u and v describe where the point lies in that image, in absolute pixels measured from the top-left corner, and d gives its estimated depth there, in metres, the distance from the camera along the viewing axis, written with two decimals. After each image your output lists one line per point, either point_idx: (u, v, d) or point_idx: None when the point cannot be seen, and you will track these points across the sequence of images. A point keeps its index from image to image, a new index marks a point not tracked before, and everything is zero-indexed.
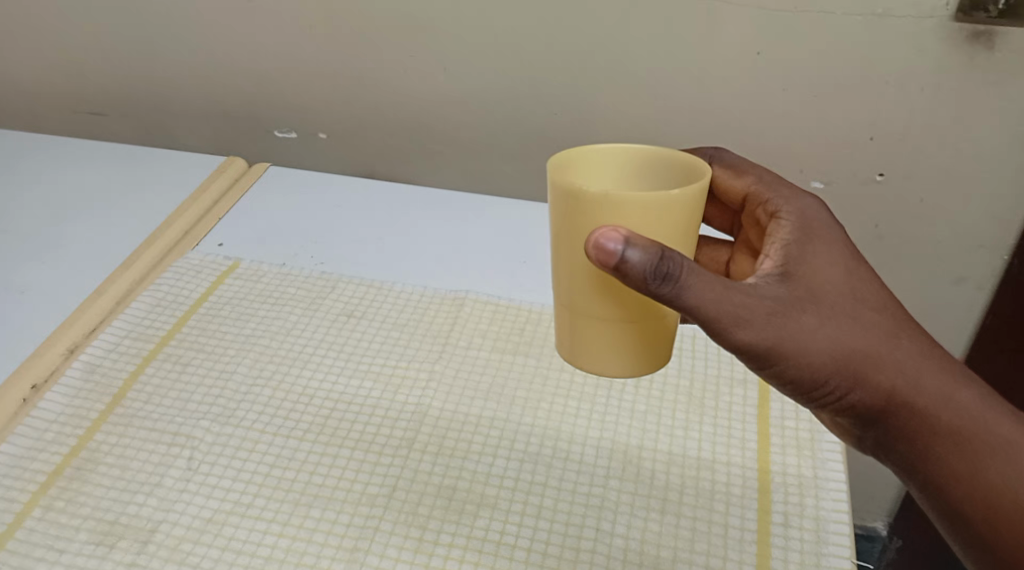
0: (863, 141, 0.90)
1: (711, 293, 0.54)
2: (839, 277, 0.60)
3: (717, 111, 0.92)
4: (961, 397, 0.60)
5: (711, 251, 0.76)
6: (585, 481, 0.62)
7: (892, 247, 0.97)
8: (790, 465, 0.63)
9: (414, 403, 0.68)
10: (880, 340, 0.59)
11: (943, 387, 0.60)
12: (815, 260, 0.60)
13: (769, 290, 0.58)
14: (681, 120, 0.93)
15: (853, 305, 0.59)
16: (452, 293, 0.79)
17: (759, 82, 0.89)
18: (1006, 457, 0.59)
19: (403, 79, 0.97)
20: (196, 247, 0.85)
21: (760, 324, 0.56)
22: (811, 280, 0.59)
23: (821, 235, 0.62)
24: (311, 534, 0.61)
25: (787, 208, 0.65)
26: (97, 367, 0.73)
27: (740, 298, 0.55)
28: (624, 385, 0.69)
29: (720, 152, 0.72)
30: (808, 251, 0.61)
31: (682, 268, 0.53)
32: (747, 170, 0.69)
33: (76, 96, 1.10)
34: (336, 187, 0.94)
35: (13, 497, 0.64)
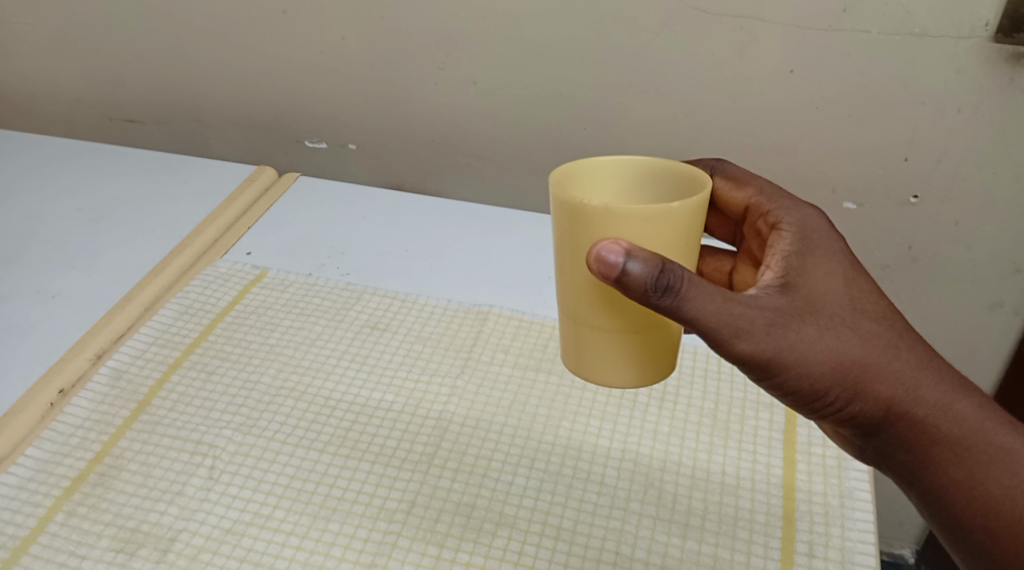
0: (897, 161, 0.89)
1: (711, 305, 0.55)
2: (839, 288, 0.60)
3: (748, 128, 0.91)
4: (962, 407, 0.59)
5: (715, 261, 0.76)
6: (606, 503, 0.61)
7: (925, 270, 0.95)
8: (816, 493, 0.61)
9: (435, 417, 0.68)
10: (879, 350, 0.59)
11: (942, 396, 0.59)
12: (813, 271, 0.60)
13: (766, 300, 0.58)
14: (712, 136, 0.92)
15: (851, 314, 0.59)
16: (476, 307, 0.78)
17: (791, 99, 0.88)
18: (1006, 467, 0.57)
19: (432, 92, 0.97)
20: (225, 254, 0.86)
21: (759, 334, 0.56)
22: (811, 291, 0.59)
23: (820, 245, 0.63)
24: (329, 548, 0.61)
25: (787, 218, 0.65)
26: (124, 373, 0.74)
27: (737, 308, 0.56)
28: (648, 405, 0.68)
29: (721, 164, 0.72)
30: (808, 261, 0.61)
31: (682, 279, 0.54)
32: (748, 182, 0.69)
33: (112, 103, 1.11)
34: (364, 197, 0.94)
35: (37, 501, 0.65)
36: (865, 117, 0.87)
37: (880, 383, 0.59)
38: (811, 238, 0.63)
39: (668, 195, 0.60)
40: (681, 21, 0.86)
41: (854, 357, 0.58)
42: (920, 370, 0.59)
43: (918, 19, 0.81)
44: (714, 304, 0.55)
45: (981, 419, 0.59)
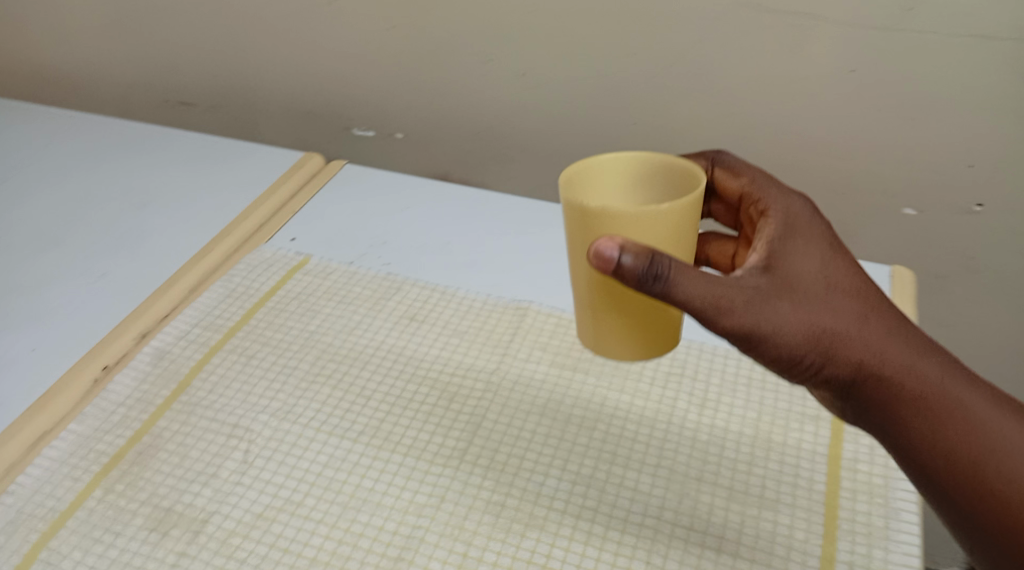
0: (961, 168, 0.85)
1: (703, 285, 0.55)
2: (828, 266, 0.60)
3: (806, 129, 0.88)
4: (936, 379, 0.59)
5: (718, 245, 0.72)
6: (639, 510, 0.59)
7: (986, 279, 0.92)
8: (860, 512, 0.59)
9: (468, 413, 0.67)
10: (857, 326, 0.58)
11: (918, 368, 0.59)
12: (794, 247, 0.60)
13: (747, 275, 0.57)
14: (768, 135, 0.89)
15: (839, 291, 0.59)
16: (516, 302, 0.77)
17: (852, 101, 0.85)
18: (972, 429, 0.58)
19: (481, 83, 0.96)
20: (269, 239, 0.86)
21: (749, 311, 0.56)
22: (801, 268, 0.59)
23: (803, 223, 0.62)
24: (357, 539, 0.60)
25: (776, 202, 0.63)
26: (166, 353, 0.75)
27: (721, 285, 0.56)
28: (687, 411, 0.66)
29: (719, 152, 0.69)
30: (798, 241, 0.60)
31: (665, 260, 0.54)
32: (743, 169, 0.66)
33: (168, 86, 1.12)
34: (411, 187, 0.94)
35: (77, 477, 0.66)
36: (928, 121, 0.84)
37: (859, 358, 0.58)
38: (795, 218, 0.62)
39: (669, 190, 0.60)
40: (738, 16, 0.83)
41: (834, 332, 0.58)
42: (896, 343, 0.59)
43: (989, 21, 0.77)
44: (699, 281, 0.55)
45: (952, 387, 0.59)
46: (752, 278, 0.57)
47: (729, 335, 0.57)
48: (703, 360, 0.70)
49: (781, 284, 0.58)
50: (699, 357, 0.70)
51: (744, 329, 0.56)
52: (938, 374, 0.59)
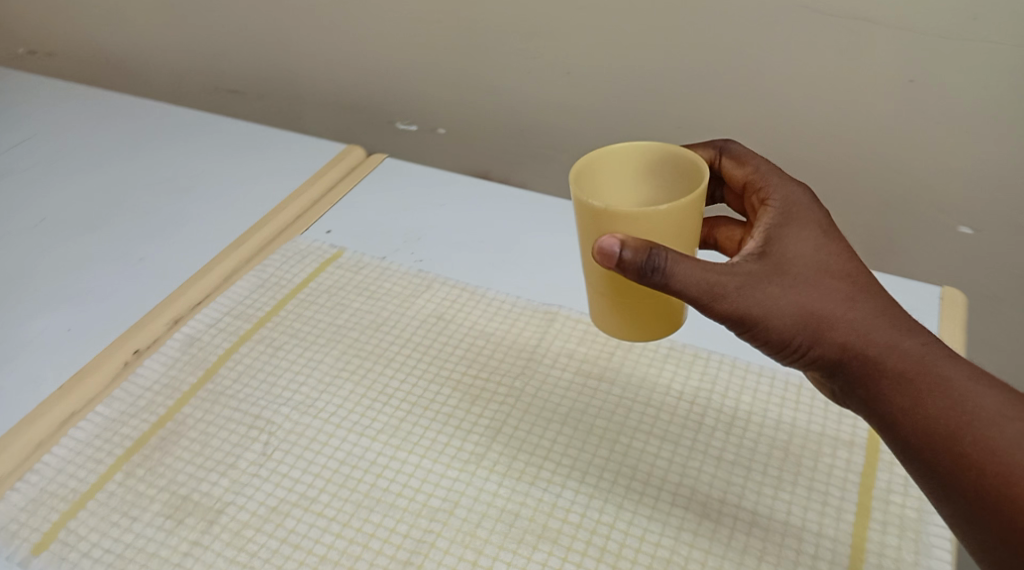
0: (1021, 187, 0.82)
1: (700, 274, 0.54)
2: (830, 253, 0.58)
3: (861, 140, 0.85)
4: (927, 358, 0.55)
5: (726, 230, 0.69)
6: (656, 530, 0.58)
7: None
8: (889, 546, 0.56)
9: (488, 417, 0.66)
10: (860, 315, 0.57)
11: (906, 345, 0.55)
12: (792, 232, 0.59)
13: (741, 261, 0.57)
14: (824, 144, 0.86)
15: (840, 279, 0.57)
16: (545, 306, 0.75)
17: (910, 113, 0.81)
18: (959, 401, 0.53)
19: (527, 82, 0.95)
20: (305, 231, 0.86)
21: (746, 298, 0.56)
22: (801, 256, 0.58)
23: (799, 206, 0.60)
24: (367, 540, 0.59)
25: (779, 189, 0.62)
26: (195, 340, 0.75)
27: (717, 272, 0.55)
28: (715, 428, 0.63)
29: (726, 142, 0.66)
30: (800, 229, 0.59)
31: (663, 250, 0.54)
32: (748, 159, 0.64)
33: (220, 74, 1.13)
34: (450, 183, 0.92)
35: (100, 460, 0.66)
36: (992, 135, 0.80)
37: (848, 338, 0.56)
38: (793, 202, 0.61)
39: (679, 184, 0.59)
40: (794, 20, 0.80)
41: (825, 312, 0.56)
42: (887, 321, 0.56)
43: None
44: (696, 266, 0.54)
45: (943, 361, 0.55)
46: (746, 263, 0.57)
47: (725, 321, 0.56)
48: (735, 376, 0.67)
49: (775, 268, 0.57)
50: (730, 373, 0.67)
51: (739, 314, 0.56)
52: (927, 349, 0.55)
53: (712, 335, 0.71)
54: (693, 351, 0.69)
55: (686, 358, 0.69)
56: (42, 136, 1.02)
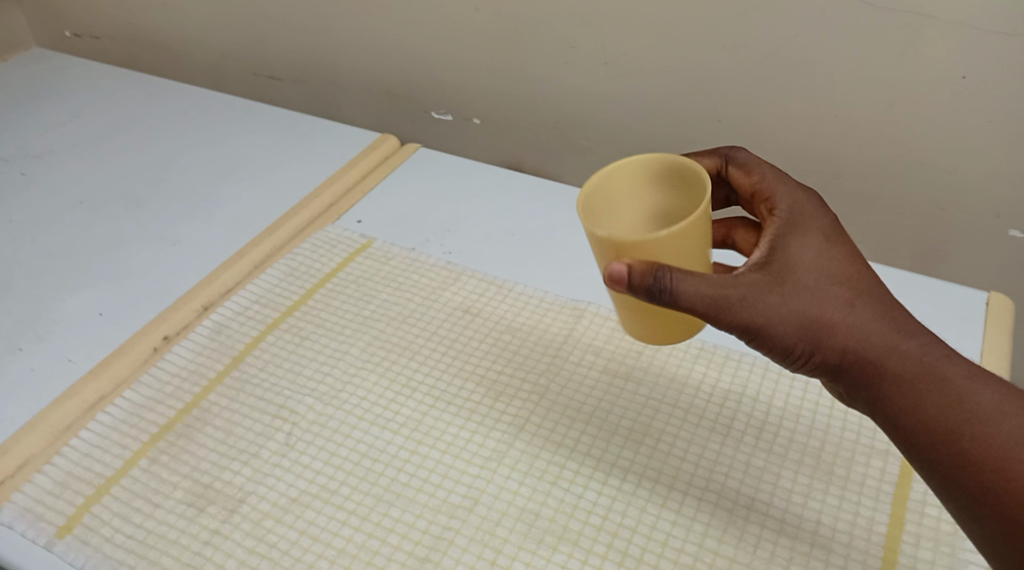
0: None
1: (705, 289, 0.52)
2: (837, 262, 0.55)
3: (908, 138, 0.82)
4: (935, 363, 0.53)
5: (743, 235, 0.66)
6: (680, 535, 0.56)
7: None
8: (923, 561, 0.54)
9: (511, 414, 0.65)
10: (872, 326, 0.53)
11: (907, 348, 0.53)
12: (799, 241, 0.55)
13: (743, 270, 0.54)
14: (869, 137, 0.83)
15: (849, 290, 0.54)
16: (574, 302, 0.74)
17: (960, 111, 0.78)
18: (959, 398, 0.51)
19: (564, 72, 0.93)
20: (336, 221, 0.85)
21: (754, 310, 0.52)
22: (808, 265, 0.54)
23: (804, 211, 0.57)
24: (386, 535, 0.58)
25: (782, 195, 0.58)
26: (224, 327, 0.75)
27: (722, 287, 0.52)
28: (744, 433, 0.61)
29: (731, 149, 0.62)
30: (806, 236, 0.56)
31: (667, 269, 0.52)
32: (753, 165, 0.60)
33: (259, 60, 1.13)
34: (482, 174, 0.91)
35: (126, 444, 0.66)
36: None
37: (852, 347, 0.53)
38: (799, 206, 0.57)
39: (687, 195, 0.57)
40: (840, 10, 0.77)
41: (829, 322, 0.53)
42: (890, 326, 0.54)
43: None
44: (700, 280, 0.52)
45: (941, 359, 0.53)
46: (749, 272, 0.54)
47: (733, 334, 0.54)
48: (767, 380, 0.65)
49: (782, 278, 0.54)
50: (762, 376, 0.65)
51: (743, 328, 0.53)
52: (927, 350, 0.53)
53: None
54: (725, 352, 0.67)
55: (717, 359, 0.67)
56: (82, 119, 1.03)
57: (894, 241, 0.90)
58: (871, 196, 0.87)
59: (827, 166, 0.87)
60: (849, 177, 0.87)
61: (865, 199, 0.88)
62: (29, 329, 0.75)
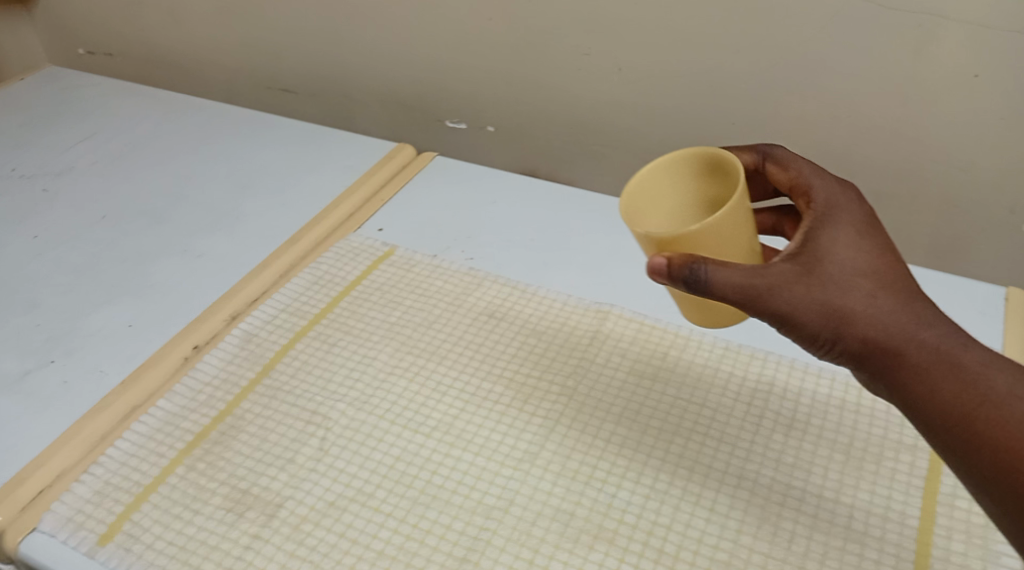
0: None
1: (734, 276, 0.54)
2: (869, 253, 0.56)
3: (921, 137, 0.83)
4: (959, 354, 0.53)
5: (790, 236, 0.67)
6: (714, 532, 0.57)
7: None
8: (955, 553, 0.55)
9: (542, 417, 0.66)
10: (900, 316, 0.54)
11: (929, 336, 0.54)
12: (832, 232, 0.56)
13: (775, 260, 0.55)
14: (880, 138, 0.85)
15: (879, 280, 0.55)
16: (598, 305, 0.75)
17: (973, 109, 0.80)
18: (976, 385, 0.52)
19: (577, 78, 0.94)
20: (358, 229, 0.87)
21: (783, 298, 0.54)
22: (840, 255, 0.55)
23: (839, 203, 0.58)
24: (424, 537, 0.60)
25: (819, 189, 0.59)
26: (253, 337, 0.76)
27: (752, 275, 0.54)
28: (772, 430, 0.63)
29: (769, 146, 0.63)
30: (840, 228, 0.56)
31: (698, 260, 0.54)
32: (790, 162, 0.61)
33: (272, 72, 1.15)
34: (500, 180, 0.93)
35: (162, 453, 0.68)
36: None
37: (876, 335, 0.54)
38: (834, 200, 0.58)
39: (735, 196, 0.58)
40: (854, 13, 0.78)
41: (855, 310, 0.54)
42: (914, 315, 0.54)
43: None
44: (733, 270, 0.54)
45: (962, 350, 0.54)
46: (779, 261, 0.55)
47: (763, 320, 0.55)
48: (793, 378, 0.66)
49: (813, 268, 0.55)
50: (787, 375, 0.66)
51: (773, 315, 0.54)
52: (950, 339, 0.54)
53: (767, 336, 0.70)
54: (749, 352, 0.68)
55: (742, 359, 0.68)
56: (101, 135, 1.04)
57: (908, 238, 0.91)
58: (884, 195, 0.89)
59: (840, 165, 0.88)
60: (863, 176, 0.88)
61: (879, 197, 0.89)
62: (62, 343, 0.76)
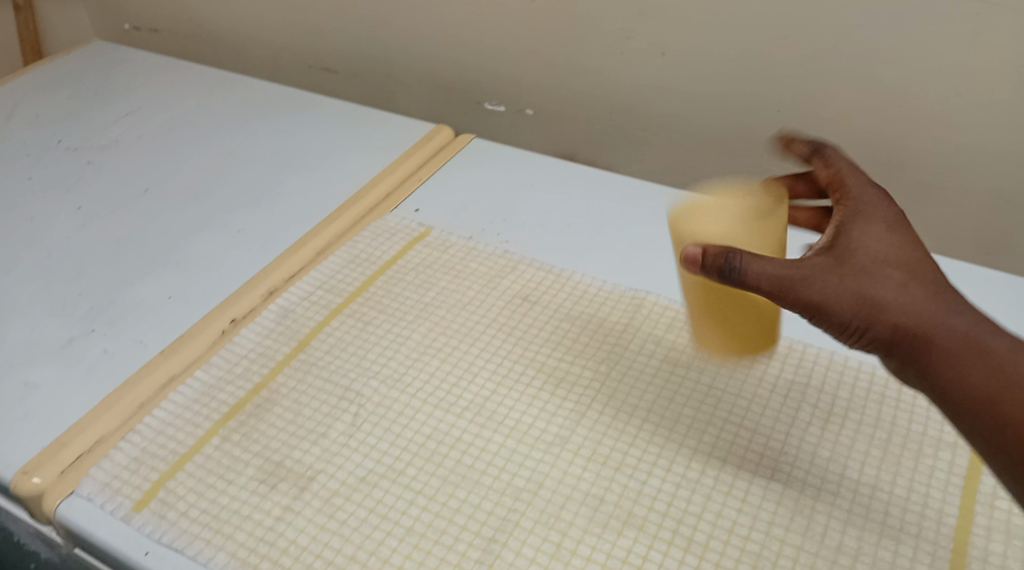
0: None
1: (767, 269, 0.53)
2: (902, 246, 0.55)
3: (975, 128, 0.81)
4: (997, 345, 0.52)
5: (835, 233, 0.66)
6: (745, 523, 0.57)
7: None
8: (993, 553, 0.55)
9: (573, 401, 0.66)
10: (935, 307, 0.53)
11: (964, 327, 0.53)
12: (863, 225, 0.55)
13: (807, 254, 0.55)
14: (931, 128, 0.83)
15: (912, 272, 0.54)
16: (633, 291, 0.75)
17: None
18: (1013, 377, 0.51)
19: (619, 63, 0.94)
20: (395, 209, 0.87)
21: (816, 290, 0.53)
22: (873, 248, 0.54)
23: (871, 198, 0.57)
24: (453, 515, 0.60)
25: (851, 184, 0.58)
26: (289, 312, 0.77)
27: (784, 267, 0.53)
28: (808, 423, 0.62)
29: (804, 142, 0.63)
30: (870, 222, 0.56)
31: (731, 251, 0.53)
32: (822, 157, 0.61)
33: (314, 52, 1.15)
34: (537, 164, 0.92)
35: (198, 424, 0.69)
36: None
37: (911, 326, 0.53)
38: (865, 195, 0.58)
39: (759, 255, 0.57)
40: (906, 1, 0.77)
41: (889, 301, 0.53)
42: (947, 304, 0.53)
43: None
44: (768, 261, 0.53)
45: (996, 337, 0.53)
46: (812, 255, 0.55)
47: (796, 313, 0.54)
48: (830, 371, 0.65)
49: (845, 260, 0.54)
50: (826, 367, 0.66)
51: (806, 307, 0.54)
52: (984, 329, 0.53)
53: (806, 328, 0.69)
54: (787, 343, 0.68)
55: (779, 350, 0.67)
56: (146, 110, 1.06)
57: (953, 234, 0.89)
58: (930, 189, 0.87)
59: (886, 157, 0.87)
60: (910, 170, 0.87)
61: (926, 190, 0.87)
62: (103, 314, 0.78)
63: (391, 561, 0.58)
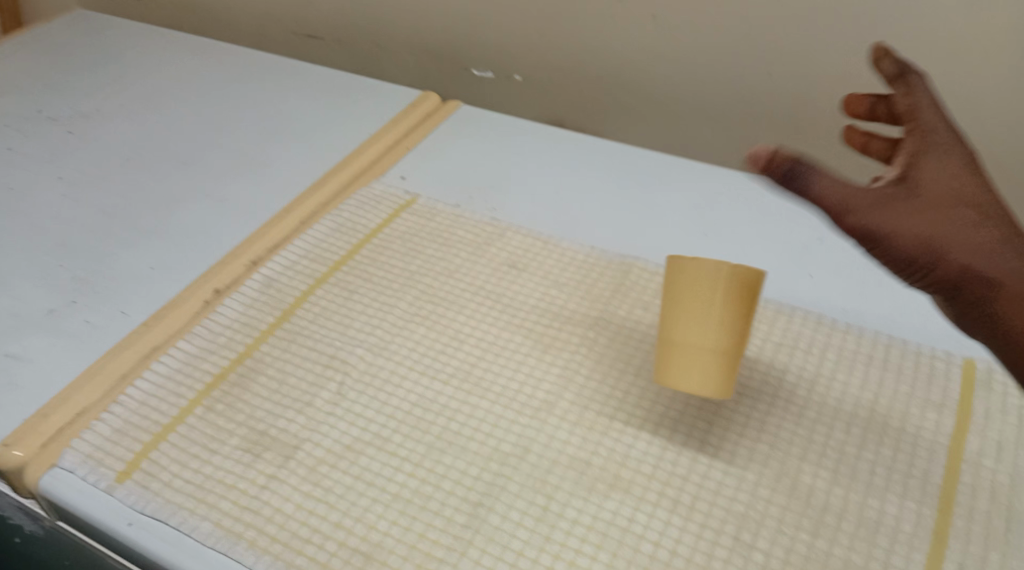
0: None
1: (825, 197, 0.55)
2: (966, 186, 0.55)
3: (970, 90, 0.81)
4: None
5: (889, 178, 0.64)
6: (732, 485, 0.57)
7: None
8: (979, 512, 0.55)
9: (561, 367, 0.65)
10: (986, 252, 0.54)
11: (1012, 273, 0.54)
12: (931, 162, 0.56)
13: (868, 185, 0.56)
14: (928, 91, 0.83)
15: (968, 215, 0.55)
16: (621, 257, 0.74)
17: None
18: None
19: (608, 27, 0.93)
20: (381, 177, 0.86)
21: (869, 223, 0.55)
22: (934, 187, 0.55)
23: (947, 131, 0.56)
24: (440, 481, 0.60)
25: (931, 117, 0.57)
26: (274, 282, 0.76)
27: (841, 199, 0.55)
28: (796, 385, 0.62)
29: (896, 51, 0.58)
30: (940, 158, 0.56)
31: (795, 177, 0.55)
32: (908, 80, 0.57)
33: (299, 20, 1.14)
34: (525, 131, 0.91)
35: (182, 394, 0.68)
36: None
37: (959, 266, 0.55)
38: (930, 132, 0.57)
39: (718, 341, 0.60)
40: None
41: (941, 243, 0.55)
42: (999, 250, 0.54)
43: None
44: (826, 190, 0.55)
45: None
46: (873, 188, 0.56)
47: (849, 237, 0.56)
48: (819, 334, 0.66)
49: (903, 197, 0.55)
50: (814, 330, 0.66)
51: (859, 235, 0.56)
52: None
53: (795, 293, 0.70)
54: (775, 307, 0.68)
55: (768, 314, 0.67)
56: (127, 80, 1.04)
57: None
58: None
59: None
60: None
61: None
62: (86, 284, 0.77)
63: (377, 527, 0.58)
